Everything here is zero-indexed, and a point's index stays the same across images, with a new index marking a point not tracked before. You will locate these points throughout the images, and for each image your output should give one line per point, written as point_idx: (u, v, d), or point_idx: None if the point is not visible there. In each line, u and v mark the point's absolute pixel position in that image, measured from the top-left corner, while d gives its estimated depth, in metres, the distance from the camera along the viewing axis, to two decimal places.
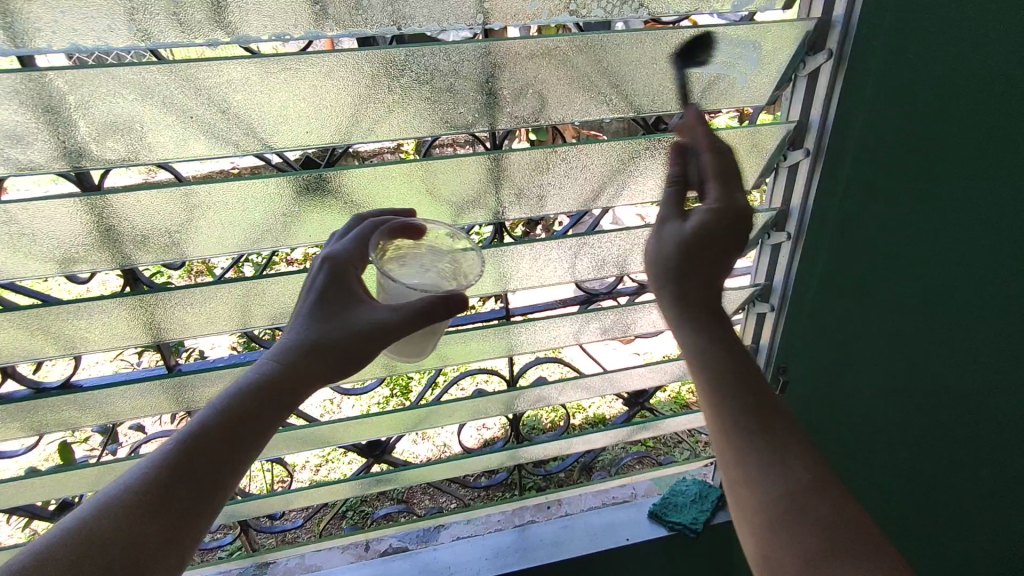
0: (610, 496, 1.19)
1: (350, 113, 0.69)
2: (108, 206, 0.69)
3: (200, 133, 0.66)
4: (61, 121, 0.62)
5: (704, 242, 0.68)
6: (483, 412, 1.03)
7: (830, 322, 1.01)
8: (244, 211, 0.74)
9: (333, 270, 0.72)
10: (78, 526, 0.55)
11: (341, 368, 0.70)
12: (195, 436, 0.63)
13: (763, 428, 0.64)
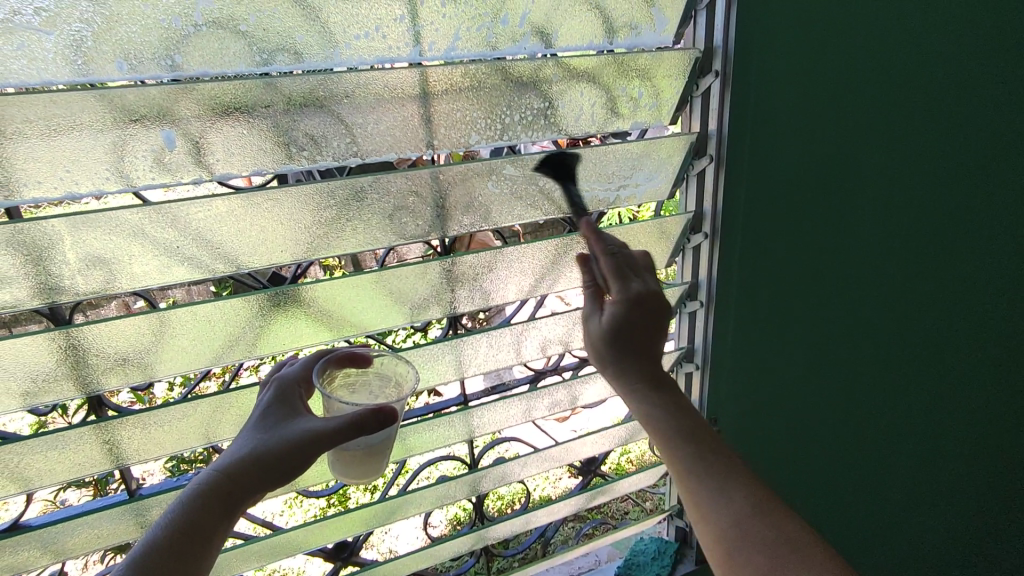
0: (576, 567, 1.23)
1: (320, 232, 0.78)
2: (85, 335, 0.72)
3: (181, 261, 0.73)
4: (49, 259, 0.66)
5: (617, 330, 0.79)
6: (450, 498, 1.07)
7: (750, 373, 1.16)
8: (218, 328, 0.79)
9: (278, 390, 0.75)
10: None
11: (284, 477, 0.68)
12: (138, 564, 0.59)
13: (707, 469, 0.75)
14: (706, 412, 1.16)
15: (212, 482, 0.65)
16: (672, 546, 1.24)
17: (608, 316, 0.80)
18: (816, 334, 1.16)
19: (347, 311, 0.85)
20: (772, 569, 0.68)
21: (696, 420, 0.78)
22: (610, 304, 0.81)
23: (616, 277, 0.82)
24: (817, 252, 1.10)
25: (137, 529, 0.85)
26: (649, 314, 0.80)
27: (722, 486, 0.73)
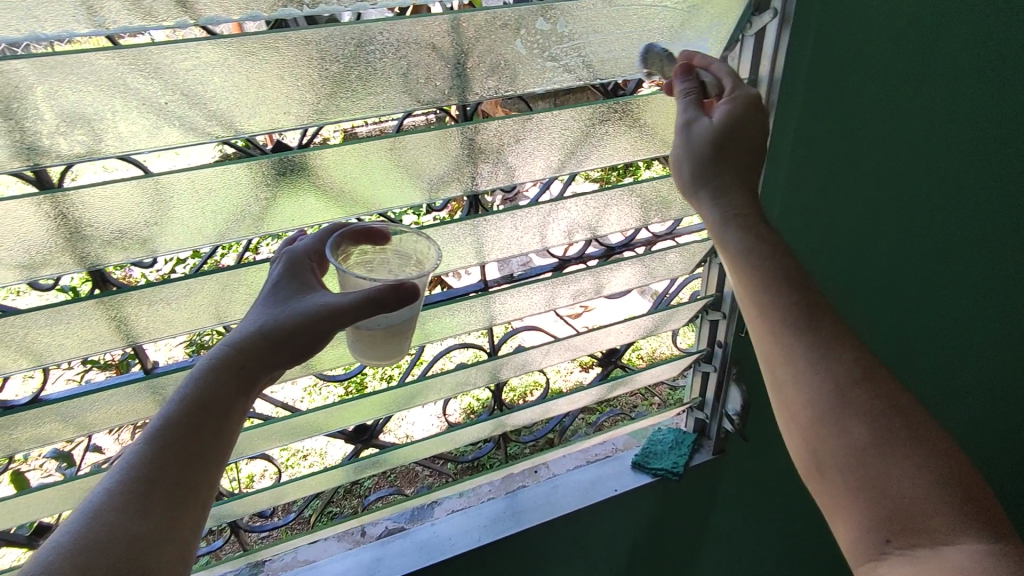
0: (592, 454, 1.24)
1: (327, 92, 0.69)
2: (74, 204, 0.66)
3: (172, 121, 0.65)
4: (21, 114, 0.59)
5: (723, 130, 0.78)
6: (469, 385, 1.05)
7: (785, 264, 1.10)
8: (221, 198, 0.72)
9: (289, 264, 0.70)
10: (75, 542, 0.50)
11: (297, 351, 0.65)
12: (156, 438, 0.58)
13: (809, 325, 0.73)
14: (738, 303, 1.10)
15: (223, 356, 0.62)
16: (690, 437, 1.24)
17: (723, 115, 0.78)
18: (841, 229, 1.11)
19: (358, 182, 0.78)
20: (872, 441, 0.68)
21: (801, 272, 0.76)
22: (721, 105, 0.79)
23: (732, 77, 0.80)
24: (852, 148, 1.02)
25: (154, 405, 0.84)
26: (751, 132, 0.79)
27: (824, 347, 0.72)
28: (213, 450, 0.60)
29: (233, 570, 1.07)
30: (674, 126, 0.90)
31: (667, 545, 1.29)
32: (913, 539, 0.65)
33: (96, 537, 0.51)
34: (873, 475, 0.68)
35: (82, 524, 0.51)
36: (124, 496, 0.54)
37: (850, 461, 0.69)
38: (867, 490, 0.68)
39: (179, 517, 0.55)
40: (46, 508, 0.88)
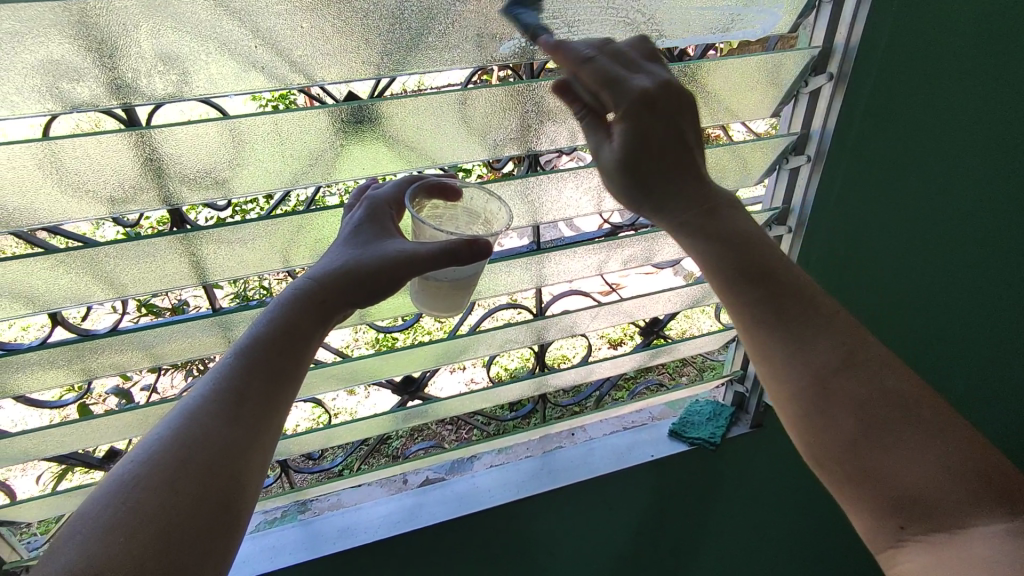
0: (629, 421, 1.26)
1: (403, 42, 0.71)
2: (154, 143, 0.69)
3: (254, 66, 0.68)
4: (114, 52, 0.62)
5: (638, 148, 0.73)
6: (515, 344, 1.08)
7: (840, 242, 1.08)
8: (298, 145, 0.75)
9: (370, 208, 0.73)
10: (172, 439, 0.57)
11: (375, 291, 0.68)
12: (246, 355, 0.63)
13: (768, 319, 0.78)
14: None
15: (307, 287, 0.66)
16: (727, 410, 1.25)
17: (618, 148, 0.73)
18: (903, 210, 1.08)
19: (427, 135, 0.79)
20: (862, 430, 0.73)
21: (734, 261, 0.78)
22: (616, 124, 0.72)
23: (606, 88, 0.70)
24: (920, 127, 1.00)
25: (221, 342, 0.89)
26: (652, 153, 0.74)
27: (793, 337, 0.77)
28: (294, 372, 0.64)
29: (283, 507, 1.13)
30: (739, 94, 0.89)
31: (698, 514, 1.32)
32: (925, 525, 0.68)
33: (194, 435, 0.57)
34: (869, 463, 0.72)
35: (180, 424, 0.58)
36: (216, 403, 0.60)
37: (845, 452, 0.74)
38: (865, 478, 0.73)
39: (262, 427, 0.61)
40: (118, 433, 0.94)
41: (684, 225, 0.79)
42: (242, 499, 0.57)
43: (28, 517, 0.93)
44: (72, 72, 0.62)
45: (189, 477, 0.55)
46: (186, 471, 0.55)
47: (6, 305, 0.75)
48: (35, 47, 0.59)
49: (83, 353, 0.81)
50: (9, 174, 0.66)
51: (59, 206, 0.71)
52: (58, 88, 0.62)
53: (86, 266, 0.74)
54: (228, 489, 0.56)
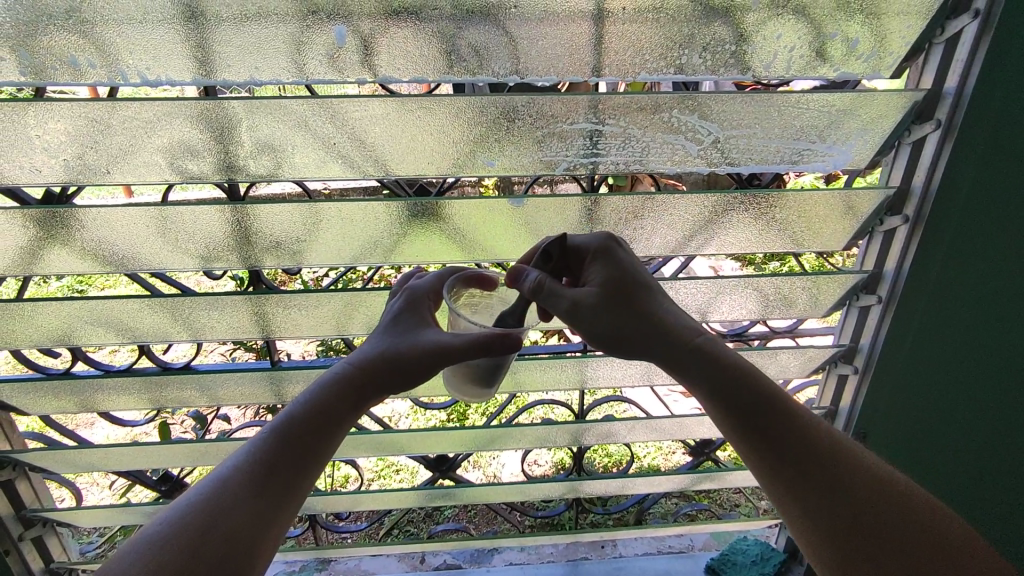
0: (666, 545, 1.17)
1: (468, 149, 0.79)
2: (249, 215, 0.83)
3: (338, 159, 0.78)
4: (230, 138, 0.74)
5: (625, 284, 0.74)
6: (550, 441, 1.08)
7: (933, 396, 0.95)
8: (360, 229, 0.86)
9: (408, 300, 0.79)
10: (203, 502, 0.62)
11: (409, 379, 0.74)
12: (284, 433, 0.69)
13: (815, 477, 0.67)
14: (853, 423, 1.00)
15: (346, 373, 0.73)
16: (778, 556, 1.11)
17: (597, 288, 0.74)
18: None
19: (486, 234, 0.86)
20: None
21: (765, 411, 0.70)
22: (591, 274, 0.75)
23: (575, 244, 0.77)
24: None
25: (269, 393, 0.96)
26: (634, 293, 0.74)
27: (845, 500, 0.65)
28: (324, 452, 0.70)
29: (302, 561, 1.14)
30: (807, 224, 0.87)
31: None
32: None
33: (228, 500, 0.63)
34: None
35: (214, 489, 0.63)
36: (248, 473, 0.65)
37: None
38: None
39: (287, 501, 0.66)
40: (169, 460, 1.02)
41: (683, 357, 0.73)
42: (255, 567, 0.61)
43: (81, 522, 1.02)
44: (195, 153, 0.75)
45: (212, 540, 0.59)
46: (213, 533, 0.60)
47: (106, 334, 0.90)
48: (162, 133, 0.72)
49: (155, 383, 0.92)
50: (136, 227, 0.82)
51: (165, 256, 0.86)
52: (181, 163, 0.75)
53: (170, 309, 0.85)
54: (247, 561, 0.60)
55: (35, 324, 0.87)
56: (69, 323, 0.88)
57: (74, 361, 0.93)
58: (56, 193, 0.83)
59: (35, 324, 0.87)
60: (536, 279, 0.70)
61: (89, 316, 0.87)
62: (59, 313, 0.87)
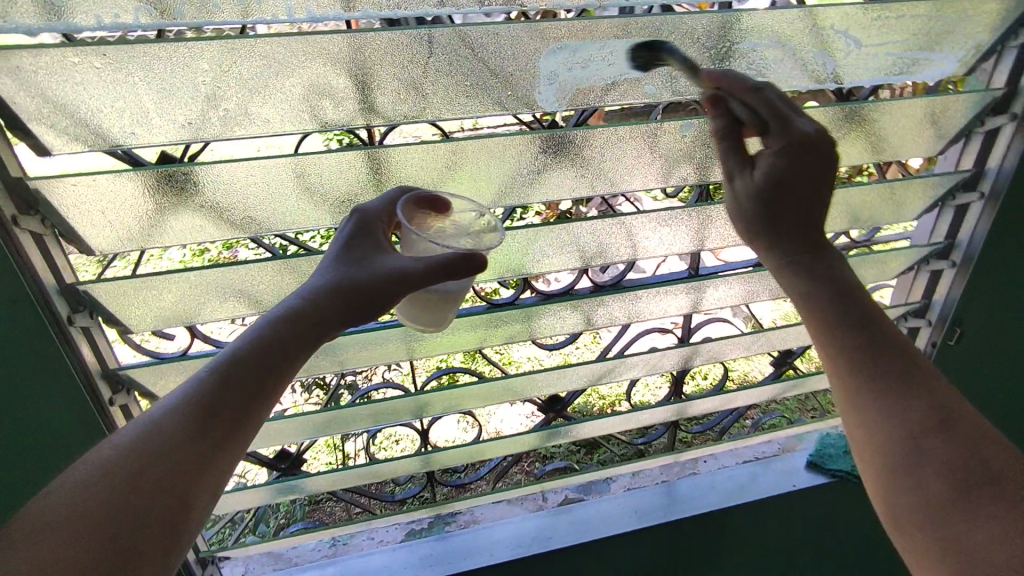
0: (757, 451, 1.28)
1: (608, 78, 0.77)
2: (385, 158, 0.77)
3: (476, 95, 0.74)
4: (364, 78, 0.69)
5: (784, 181, 0.76)
6: (660, 368, 1.13)
7: (1007, 283, 1.06)
8: (496, 165, 0.82)
9: (360, 219, 0.76)
10: (135, 443, 0.60)
11: (359, 310, 0.71)
12: (228, 368, 0.67)
13: (867, 365, 0.71)
14: (949, 313, 1.08)
15: (299, 307, 0.70)
16: None
17: (762, 170, 0.77)
18: None
19: (617, 163, 0.85)
20: (952, 499, 0.61)
21: (827, 301, 0.75)
22: (765, 158, 0.77)
23: (780, 116, 0.75)
24: None
25: (400, 350, 0.95)
26: (807, 176, 0.76)
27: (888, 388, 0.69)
28: (269, 390, 0.68)
29: (429, 517, 1.17)
30: (899, 134, 0.93)
31: (826, 551, 1.30)
32: None
33: (156, 438, 0.61)
34: (957, 544, 0.59)
35: (154, 427, 0.62)
36: (185, 412, 0.63)
37: (926, 520, 0.63)
38: (947, 557, 0.60)
39: (225, 441, 0.64)
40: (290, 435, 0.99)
41: (814, 296, 0.76)
42: (194, 509, 0.60)
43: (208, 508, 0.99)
44: (333, 97, 0.69)
45: (139, 486, 0.58)
46: (154, 473, 0.59)
47: (230, 305, 0.81)
48: (303, 73, 0.66)
49: None
50: (266, 185, 0.74)
51: (287, 217, 0.79)
52: (316, 110, 0.70)
53: (298, 270, 0.82)
54: (177, 500, 0.59)
55: (148, 305, 0.76)
56: (187, 306, 0.78)
57: (193, 341, 0.87)
58: (176, 155, 0.75)
59: (150, 306, 0.76)
60: (737, 108, 0.76)
61: (215, 289, 0.78)
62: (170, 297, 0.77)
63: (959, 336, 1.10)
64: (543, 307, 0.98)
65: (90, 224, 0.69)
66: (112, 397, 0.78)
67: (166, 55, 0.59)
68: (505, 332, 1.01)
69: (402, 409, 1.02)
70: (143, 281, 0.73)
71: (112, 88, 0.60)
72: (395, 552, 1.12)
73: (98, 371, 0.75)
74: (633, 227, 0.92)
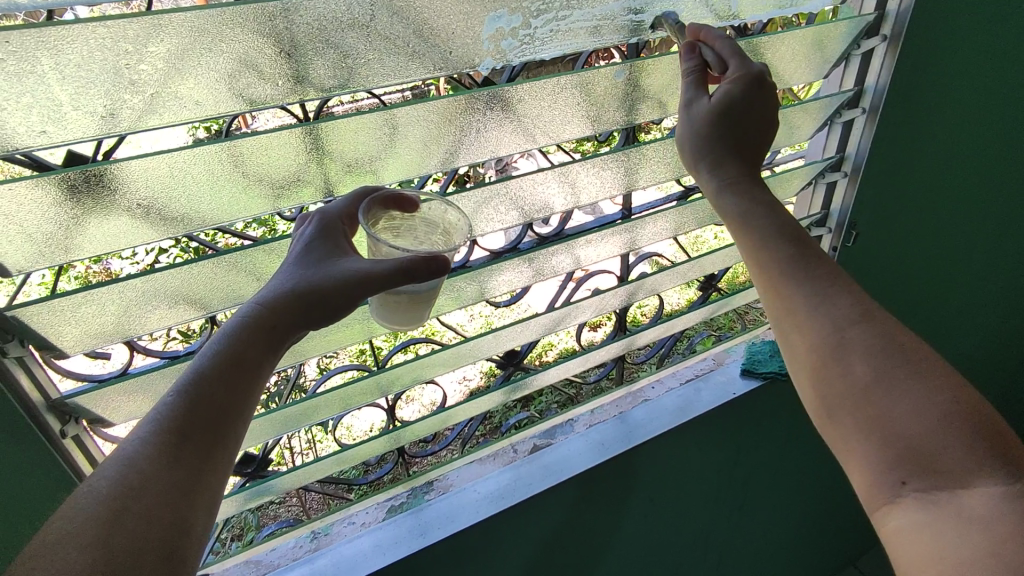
0: (695, 370, 1.40)
1: (537, 28, 0.77)
2: (324, 133, 0.71)
3: (409, 58, 0.71)
4: (290, 48, 0.63)
5: (738, 108, 0.79)
6: (606, 308, 1.19)
7: (883, 185, 1.22)
8: (438, 127, 0.78)
9: (321, 222, 0.71)
10: (113, 483, 0.52)
11: (324, 314, 0.66)
12: (188, 392, 0.58)
13: (806, 272, 0.76)
14: (845, 218, 1.24)
15: (257, 316, 0.63)
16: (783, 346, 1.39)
17: (721, 95, 0.78)
18: (940, 142, 1.23)
19: (555, 113, 0.86)
20: (874, 384, 0.69)
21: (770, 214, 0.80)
22: (723, 85, 0.79)
23: (736, 56, 0.80)
24: (955, 67, 1.13)
25: (361, 331, 0.93)
26: (759, 87, 0.79)
27: (820, 292, 0.75)
28: (241, 406, 0.61)
29: (407, 491, 1.18)
30: (791, 63, 1.01)
31: (764, 445, 1.47)
32: (930, 481, 0.64)
33: (131, 482, 0.52)
34: (880, 417, 0.68)
35: (125, 462, 0.54)
36: (156, 444, 0.55)
37: (853, 403, 0.70)
38: (874, 429, 0.68)
39: (204, 467, 0.56)
40: (254, 437, 0.95)
41: (755, 212, 0.80)
42: (192, 542, 0.53)
43: None
44: (260, 72, 0.63)
45: (125, 530, 0.50)
46: (136, 513, 0.51)
47: (176, 311, 0.74)
48: (225, 48, 0.60)
49: None
50: (197, 176, 0.67)
51: (223, 210, 0.72)
52: (241, 89, 0.64)
53: (245, 264, 0.75)
54: (173, 537, 0.52)
55: (82, 323, 0.68)
56: (124, 319, 0.71)
57: (133, 357, 0.80)
58: (84, 154, 0.67)
59: (85, 324, 0.69)
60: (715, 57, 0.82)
61: (156, 297, 0.71)
62: (103, 315, 0.70)
63: (855, 237, 1.27)
64: (496, 266, 0.99)
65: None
66: (62, 428, 0.73)
67: (72, 38, 0.52)
68: (461, 296, 1.01)
69: (370, 389, 1.01)
70: (76, 298, 0.65)
71: (6, 82, 0.53)
72: (380, 530, 1.11)
73: (42, 402, 0.70)
74: (575, 174, 0.95)
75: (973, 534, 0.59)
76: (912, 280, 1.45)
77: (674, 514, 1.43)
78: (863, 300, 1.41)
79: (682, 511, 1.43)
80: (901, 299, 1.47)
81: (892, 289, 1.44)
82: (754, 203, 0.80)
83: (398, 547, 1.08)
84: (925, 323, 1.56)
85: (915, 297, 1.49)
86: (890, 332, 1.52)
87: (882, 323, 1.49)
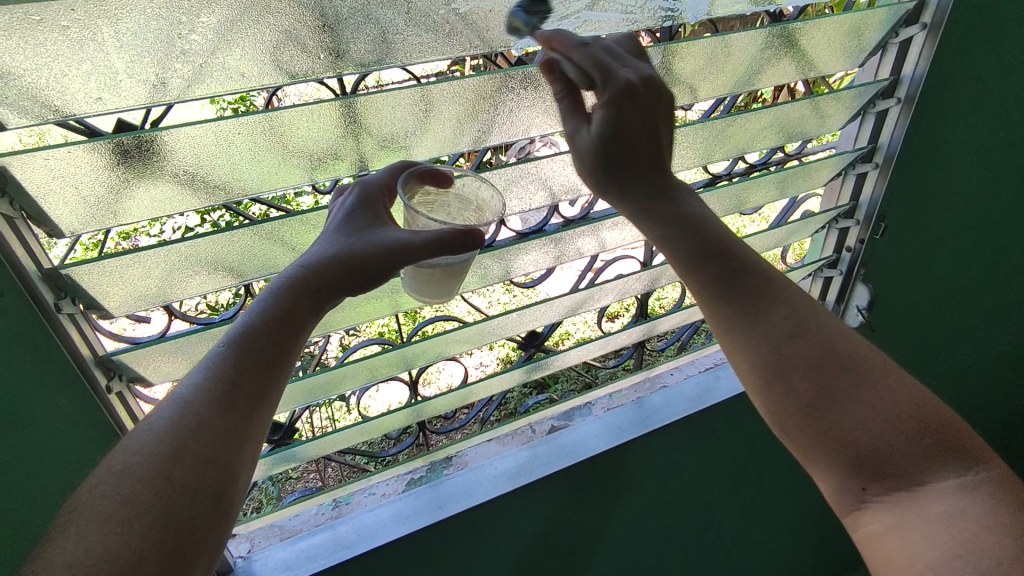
0: (714, 359, 1.40)
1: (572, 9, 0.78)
2: (360, 107, 0.72)
3: (446, 35, 0.72)
4: (330, 23, 0.65)
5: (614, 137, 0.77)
6: (629, 292, 1.20)
7: (915, 178, 1.21)
8: (472, 105, 0.79)
9: (361, 193, 0.73)
10: (170, 423, 0.55)
11: (364, 280, 0.68)
12: (239, 343, 0.61)
13: (734, 292, 0.80)
14: (875, 208, 1.23)
15: (302, 278, 0.65)
16: None
17: (601, 127, 0.77)
18: (975, 135, 1.21)
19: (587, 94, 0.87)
20: (818, 394, 0.74)
21: (699, 236, 0.81)
22: (598, 108, 0.77)
23: (600, 73, 0.75)
24: (996, 58, 1.11)
25: (389, 304, 0.95)
26: (644, 111, 0.76)
27: (751, 310, 0.79)
28: (286, 361, 0.63)
29: (427, 464, 1.20)
30: (825, 51, 1.00)
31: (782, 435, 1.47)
32: (886, 485, 0.70)
33: (187, 423, 0.55)
34: (829, 428, 0.73)
35: (180, 404, 0.57)
36: (210, 390, 0.58)
37: (801, 416, 0.75)
38: (824, 439, 0.73)
39: (253, 416, 0.59)
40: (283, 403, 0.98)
41: (671, 237, 0.81)
42: (237, 485, 0.56)
43: None
44: (301, 45, 0.65)
45: (183, 467, 0.53)
46: (193, 453, 0.54)
47: (215, 277, 0.77)
48: (271, 19, 0.61)
49: None
50: (240, 145, 0.69)
51: (263, 180, 0.74)
52: (282, 62, 0.65)
53: (282, 234, 0.78)
54: (223, 478, 0.55)
55: (128, 284, 0.72)
56: (166, 283, 0.74)
57: (172, 321, 0.83)
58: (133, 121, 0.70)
59: (130, 286, 0.72)
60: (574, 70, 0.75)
61: (197, 262, 0.74)
62: (147, 278, 0.73)
63: (883, 230, 1.26)
64: (522, 245, 1.00)
65: (53, 201, 0.63)
66: (108, 384, 0.77)
67: (130, 7, 0.55)
68: (487, 274, 1.03)
69: (396, 361, 1.03)
70: (122, 260, 0.68)
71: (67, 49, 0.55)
72: (401, 500, 1.14)
73: (90, 358, 0.74)
74: None
75: (937, 533, 0.65)
76: (941, 276, 1.43)
77: (689, 500, 1.44)
78: (890, 294, 1.39)
79: (697, 496, 1.45)
80: (929, 294, 1.45)
81: (919, 284, 1.43)
82: (670, 224, 0.81)
83: (418, 517, 1.11)
84: (953, 321, 1.54)
85: (944, 292, 1.47)
86: (915, 327, 1.50)
87: (908, 319, 1.48)
